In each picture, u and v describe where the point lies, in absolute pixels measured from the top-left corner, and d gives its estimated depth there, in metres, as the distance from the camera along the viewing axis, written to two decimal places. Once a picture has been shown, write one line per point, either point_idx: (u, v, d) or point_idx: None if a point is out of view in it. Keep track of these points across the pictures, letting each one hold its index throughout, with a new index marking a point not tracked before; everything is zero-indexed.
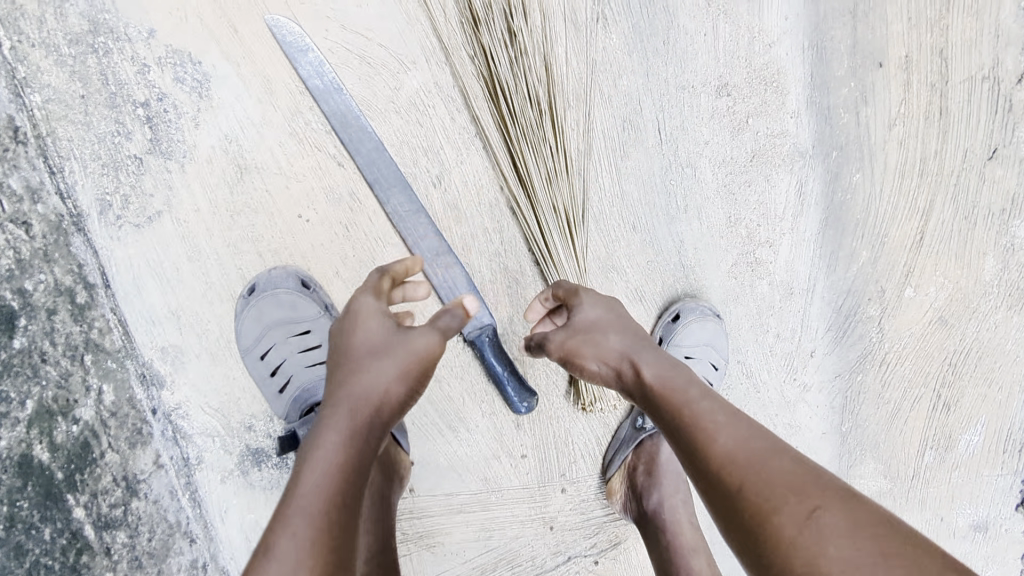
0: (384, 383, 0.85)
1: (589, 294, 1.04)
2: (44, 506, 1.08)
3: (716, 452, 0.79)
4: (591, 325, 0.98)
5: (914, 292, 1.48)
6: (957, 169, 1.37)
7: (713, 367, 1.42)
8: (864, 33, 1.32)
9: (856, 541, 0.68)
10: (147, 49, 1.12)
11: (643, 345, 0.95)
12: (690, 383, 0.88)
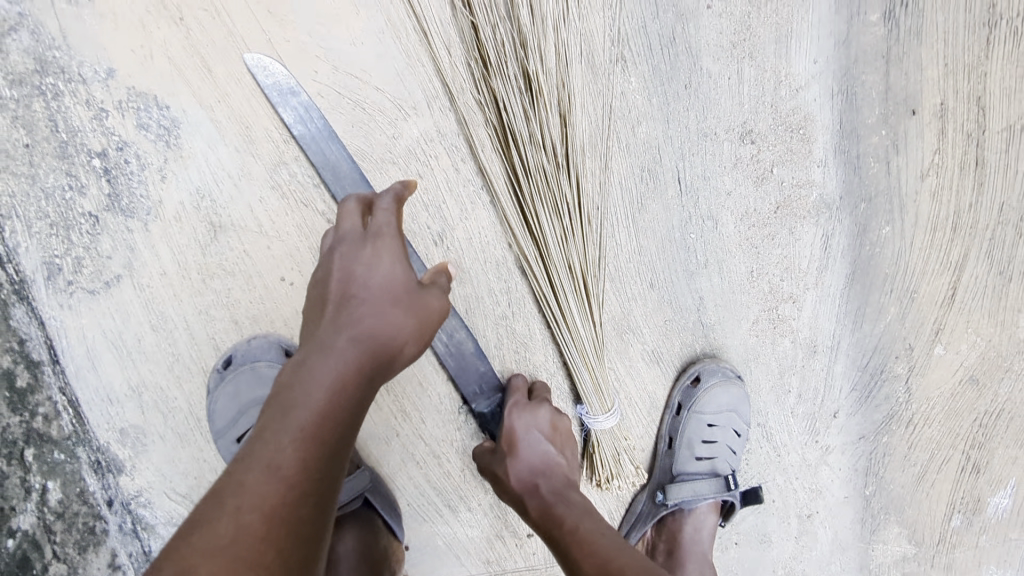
0: (394, 326, 0.76)
1: (516, 406, 1.06)
2: None
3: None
4: (513, 445, 1.01)
5: (944, 350, 1.39)
6: (994, 225, 1.30)
7: (737, 434, 1.30)
8: (898, 78, 1.22)
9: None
10: (105, 92, 0.96)
11: (541, 479, 0.97)
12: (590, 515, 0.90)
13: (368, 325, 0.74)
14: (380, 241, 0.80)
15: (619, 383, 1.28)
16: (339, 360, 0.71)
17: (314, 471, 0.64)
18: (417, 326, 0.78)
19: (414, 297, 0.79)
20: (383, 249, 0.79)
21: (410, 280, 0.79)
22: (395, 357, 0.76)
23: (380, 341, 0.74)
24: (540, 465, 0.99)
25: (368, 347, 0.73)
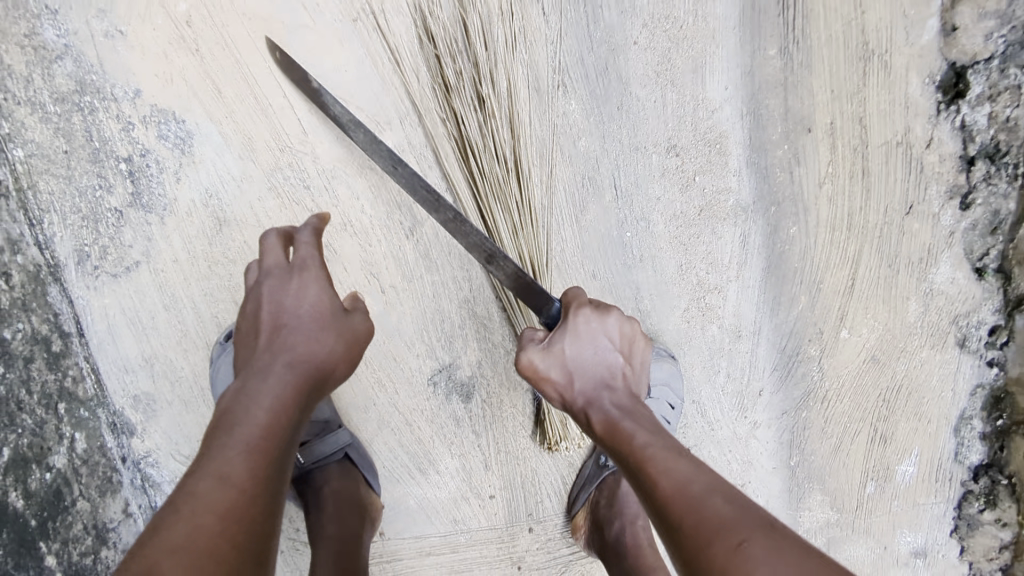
0: (324, 346, 0.92)
1: (577, 316, 1.02)
2: (18, 555, 1.01)
3: (664, 486, 0.87)
4: (571, 362, 1.04)
5: (849, 333, 1.61)
6: (879, 224, 1.51)
7: (671, 407, 1.50)
8: (795, 102, 1.44)
9: (783, 556, 0.74)
10: (132, 108, 1.16)
11: (607, 393, 1.04)
12: (646, 427, 0.98)
13: (302, 351, 0.89)
14: (304, 271, 0.94)
15: None
16: (276, 384, 0.85)
17: (258, 484, 0.76)
18: (341, 347, 0.94)
19: (340, 318, 0.95)
20: (307, 279, 0.95)
21: (334, 303, 0.95)
22: (324, 374, 0.91)
23: (311, 360, 0.90)
24: (605, 380, 1.05)
25: (302, 365, 0.89)
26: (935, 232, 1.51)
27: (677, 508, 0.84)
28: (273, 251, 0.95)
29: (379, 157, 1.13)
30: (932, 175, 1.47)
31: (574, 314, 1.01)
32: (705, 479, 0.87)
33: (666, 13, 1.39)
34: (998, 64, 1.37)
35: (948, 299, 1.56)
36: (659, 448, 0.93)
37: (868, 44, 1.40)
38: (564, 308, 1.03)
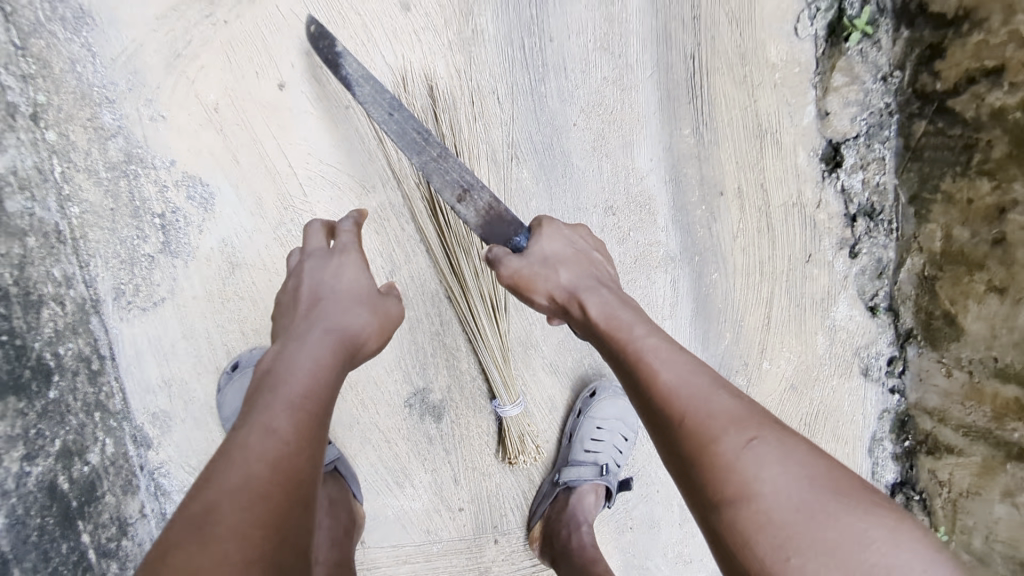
0: (357, 319, 1.11)
1: (547, 227, 1.23)
2: (62, 527, 1.14)
3: (664, 387, 0.98)
4: (554, 259, 1.19)
5: (770, 364, 1.87)
6: (785, 270, 1.81)
7: (625, 438, 1.73)
8: (708, 171, 1.76)
9: (786, 454, 0.89)
10: (168, 174, 1.43)
11: (592, 285, 1.17)
12: (634, 320, 1.09)
13: (338, 322, 1.08)
14: (345, 258, 1.19)
15: (526, 386, 1.71)
16: (316, 350, 1.02)
17: (304, 437, 0.88)
18: (372, 324, 1.13)
19: (372, 299, 1.16)
20: (344, 264, 1.18)
21: (367, 285, 1.17)
22: (358, 344, 1.09)
23: (346, 330, 1.08)
24: (591, 275, 1.19)
25: (338, 334, 1.07)
26: (832, 277, 1.80)
27: (682, 402, 0.96)
28: (317, 235, 1.22)
29: (380, 104, 1.27)
30: (824, 230, 1.78)
31: (540, 223, 1.23)
32: (705, 375, 0.99)
33: (598, 102, 1.70)
34: (865, 142, 1.69)
35: (847, 333, 1.84)
36: (657, 340, 1.05)
37: (763, 126, 1.72)
38: (532, 230, 1.23)
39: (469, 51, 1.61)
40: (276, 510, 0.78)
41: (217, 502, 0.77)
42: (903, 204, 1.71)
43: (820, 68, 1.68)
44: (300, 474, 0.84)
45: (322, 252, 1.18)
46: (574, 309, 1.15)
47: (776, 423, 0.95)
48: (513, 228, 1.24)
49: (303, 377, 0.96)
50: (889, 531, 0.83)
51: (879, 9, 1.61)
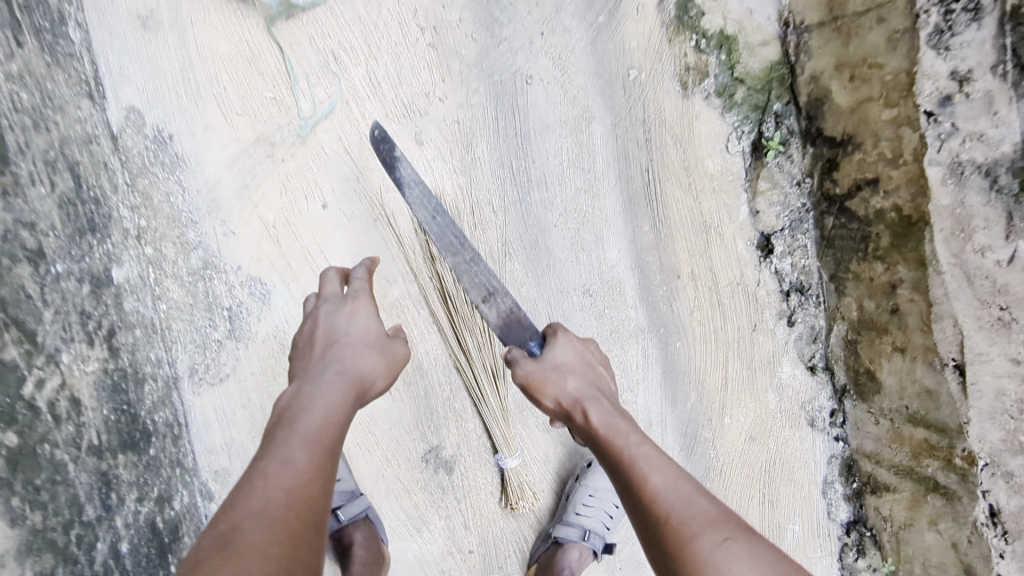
0: (365, 360, 1.36)
1: (562, 337, 1.54)
2: (161, 558, 1.42)
3: (651, 490, 1.21)
4: (563, 371, 1.48)
5: (730, 419, 2.19)
6: (736, 338, 2.17)
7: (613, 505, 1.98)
8: (666, 258, 2.16)
9: (755, 550, 1.10)
10: (236, 276, 1.80)
11: (593, 396, 1.45)
12: (629, 430, 1.36)
13: (351, 363, 1.33)
14: (356, 305, 1.46)
15: (524, 442, 2.01)
16: (333, 388, 1.26)
17: (321, 463, 1.09)
18: (378, 364, 1.39)
19: (377, 343, 1.42)
20: (354, 309, 1.45)
21: (374, 331, 1.44)
22: (369, 384, 1.34)
23: (355, 370, 1.33)
24: (592, 386, 1.48)
25: (348, 374, 1.31)
26: (776, 343, 2.16)
27: (669, 500, 1.18)
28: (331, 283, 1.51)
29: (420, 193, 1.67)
30: (765, 303, 2.15)
31: (552, 331, 1.55)
32: (687, 481, 1.23)
33: (574, 206, 2.12)
34: (790, 233, 2.10)
35: (794, 390, 2.17)
36: (648, 447, 1.30)
37: (707, 222, 2.14)
38: (549, 339, 1.54)
39: (469, 172, 2.03)
40: (292, 529, 0.96)
41: (242, 520, 0.94)
42: (826, 281, 2.10)
43: (749, 176, 2.12)
44: (314, 493, 1.04)
45: (338, 301, 1.46)
46: (577, 414, 1.42)
47: (747, 529, 1.15)
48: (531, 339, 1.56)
49: (325, 410, 1.20)
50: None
51: (789, 132, 2.07)
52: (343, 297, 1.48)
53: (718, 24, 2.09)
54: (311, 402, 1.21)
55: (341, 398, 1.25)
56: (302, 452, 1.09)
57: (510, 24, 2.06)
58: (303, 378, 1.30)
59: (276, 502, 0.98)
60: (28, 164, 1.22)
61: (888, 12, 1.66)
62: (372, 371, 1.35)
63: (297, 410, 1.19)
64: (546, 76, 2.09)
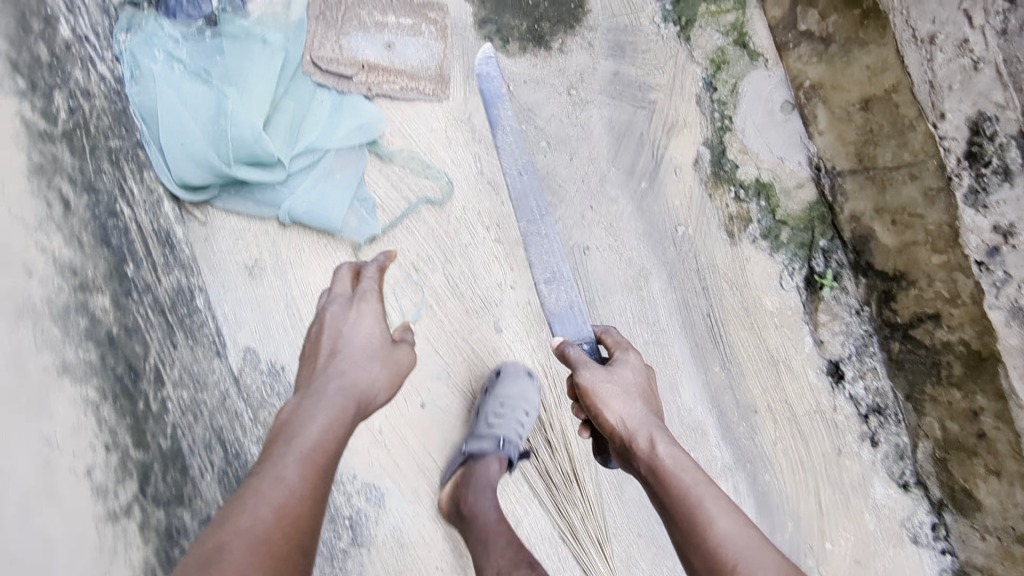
0: (370, 372, 1.37)
1: (636, 360, 1.57)
2: None
3: (716, 535, 1.25)
4: (632, 386, 1.50)
5: (832, 544, 2.20)
6: (823, 464, 2.22)
7: (526, 413, 1.95)
8: (741, 395, 2.25)
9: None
10: (351, 483, 1.89)
11: (657, 426, 1.45)
12: (694, 471, 1.36)
13: (352, 372, 1.34)
14: (356, 303, 1.44)
15: None
16: (329, 400, 1.28)
17: (313, 480, 1.14)
18: (383, 370, 1.40)
19: (380, 351, 1.41)
20: (361, 313, 1.42)
21: (377, 338, 1.42)
22: (374, 397, 1.36)
23: (360, 382, 1.34)
24: (654, 413, 1.49)
25: (348, 391, 1.31)
26: (863, 465, 2.21)
27: (734, 549, 1.23)
28: (342, 282, 1.48)
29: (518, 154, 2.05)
30: (845, 428, 2.22)
31: (623, 350, 1.59)
32: (753, 529, 1.28)
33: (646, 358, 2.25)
34: (857, 357, 2.19)
35: (890, 508, 2.20)
36: (710, 487, 1.33)
37: (774, 355, 2.24)
38: (620, 353, 1.59)
39: (547, 346, 2.14)
40: (278, 552, 1.01)
41: (230, 540, 0.98)
42: (903, 401, 2.15)
43: (807, 309, 2.23)
44: (303, 508, 1.09)
45: (343, 298, 1.45)
46: (640, 441, 1.42)
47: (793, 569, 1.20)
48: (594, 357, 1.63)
49: (330, 423, 1.24)
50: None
51: (839, 266, 2.19)
52: (353, 293, 1.46)
53: (753, 174, 2.26)
54: (310, 421, 1.23)
55: (341, 411, 1.27)
56: (296, 473, 1.13)
57: (562, 205, 2.26)
58: (306, 390, 1.31)
59: (264, 524, 1.02)
60: (198, 458, 1.36)
61: (920, 169, 1.79)
62: (372, 384, 1.35)
63: (294, 426, 1.22)
64: (602, 244, 2.27)
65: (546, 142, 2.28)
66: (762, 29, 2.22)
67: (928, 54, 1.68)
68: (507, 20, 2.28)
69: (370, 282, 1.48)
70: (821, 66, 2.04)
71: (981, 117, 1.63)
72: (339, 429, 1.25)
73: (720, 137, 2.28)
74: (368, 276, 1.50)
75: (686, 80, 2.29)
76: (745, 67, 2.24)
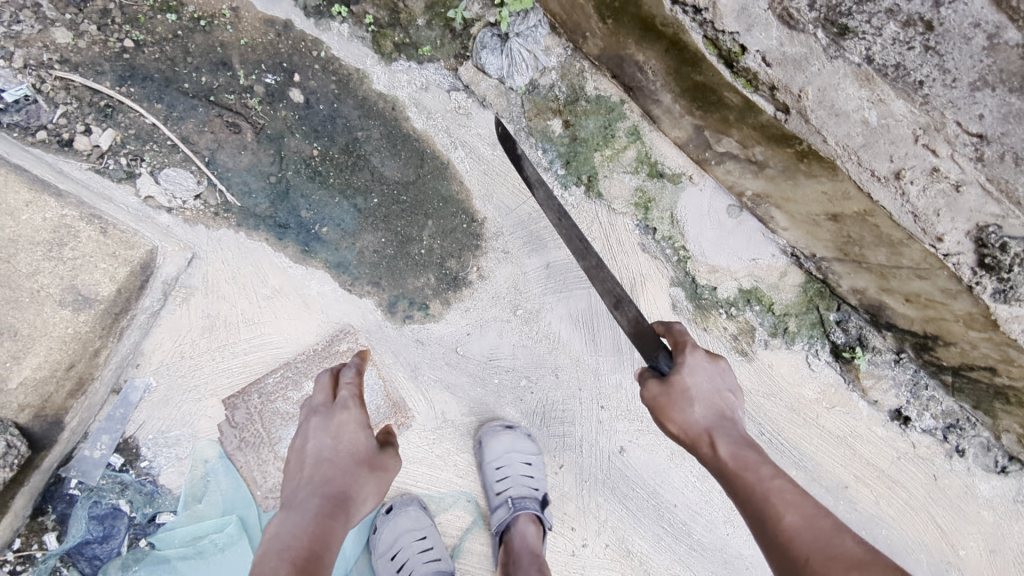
0: (352, 476, 1.26)
1: (696, 354, 1.29)
2: None
3: (783, 530, 1.02)
4: (683, 373, 1.27)
5: (965, 550, 2.24)
6: (925, 494, 2.23)
7: (527, 463, 1.95)
8: (826, 480, 2.21)
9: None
10: None
11: (721, 425, 1.23)
12: (762, 462, 1.14)
13: (334, 474, 1.24)
14: (339, 403, 1.35)
15: None
16: (311, 503, 1.17)
17: None
18: (373, 476, 1.29)
19: (368, 459, 1.30)
20: (344, 420, 1.32)
21: (364, 445, 1.30)
22: (362, 496, 1.25)
23: (344, 487, 1.23)
24: (710, 398, 1.26)
25: (331, 492, 1.20)
26: (960, 474, 2.22)
27: (806, 546, 0.98)
28: (323, 389, 1.39)
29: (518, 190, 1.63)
30: (930, 453, 2.21)
31: (685, 343, 1.31)
32: (829, 521, 1.03)
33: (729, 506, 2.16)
34: (914, 397, 2.13)
35: (1000, 496, 2.23)
36: (783, 482, 1.10)
37: (839, 433, 2.18)
38: (680, 345, 1.32)
39: (644, 565, 2.08)
40: None
41: None
42: (972, 409, 2.11)
43: (847, 377, 2.14)
44: None
45: (321, 399, 1.36)
46: (702, 446, 1.21)
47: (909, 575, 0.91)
48: (650, 345, 1.40)
49: (319, 521, 1.14)
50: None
51: (859, 328, 2.07)
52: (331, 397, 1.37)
53: (734, 287, 2.07)
54: (296, 528, 1.11)
55: (329, 514, 1.17)
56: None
57: (578, 427, 2.05)
58: (287, 501, 1.20)
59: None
60: None
61: (927, 271, 1.61)
62: (361, 490, 1.25)
63: (276, 539, 1.08)
64: (636, 436, 2.07)
65: (526, 377, 2.03)
66: (669, 150, 1.95)
67: (898, 189, 1.49)
68: (413, 285, 1.95)
69: (349, 388, 1.39)
70: (761, 181, 1.75)
71: (982, 232, 1.47)
72: (332, 532, 1.14)
73: (684, 269, 2.06)
74: (345, 374, 1.43)
75: (621, 235, 2.04)
76: (673, 195, 1.99)
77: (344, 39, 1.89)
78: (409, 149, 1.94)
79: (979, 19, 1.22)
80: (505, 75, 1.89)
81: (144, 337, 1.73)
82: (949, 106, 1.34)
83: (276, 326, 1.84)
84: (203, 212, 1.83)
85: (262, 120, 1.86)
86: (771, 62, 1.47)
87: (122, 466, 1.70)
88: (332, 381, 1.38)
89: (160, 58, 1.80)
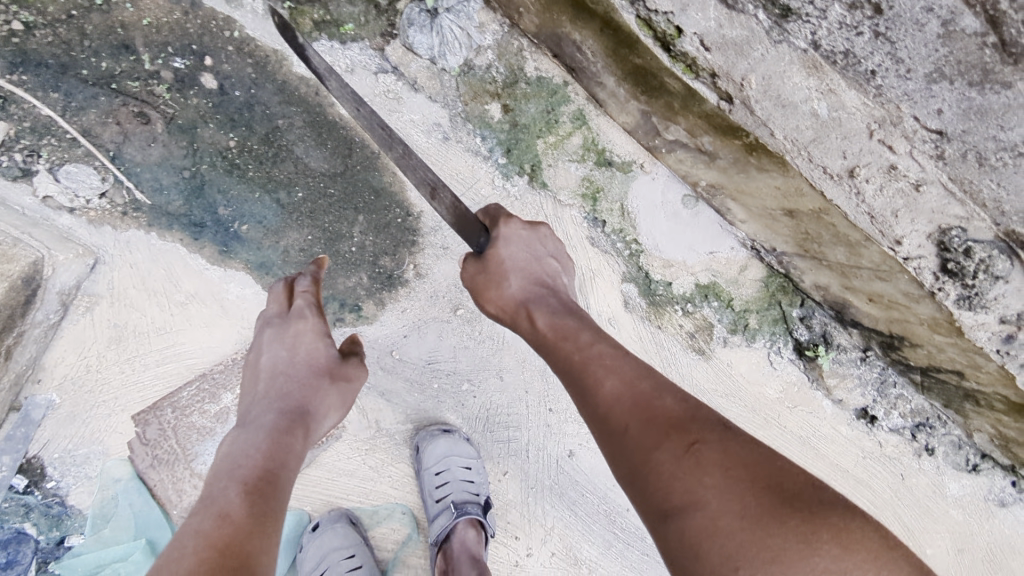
0: (312, 389, 1.31)
1: (516, 225, 1.28)
2: None
3: (604, 398, 1.01)
4: (504, 262, 1.24)
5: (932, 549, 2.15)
6: (891, 494, 2.12)
7: (468, 467, 1.85)
8: None
9: (726, 467, 0.87)
10: None
11: (538, 298, 1.22)
12: (580, 328, 1.14)
13: (293, 389, 1.29)
14: (292, 314, 1.36)
15: None
16: (267, 422, 1.22)
17: (259, 518, 0.99)
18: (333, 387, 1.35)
19: (329, 369, 1.36)
20: (299, 331, 1.35)
21: (322, 355, 1.35)
22: (324, 408, 1.32)
23: (302, 400, 1.28)
24: (527, 270, 1.26)
25: (288, 408, 1.26)
26: (929, 473, 2.11)
27: (623, 411, 0.98)
28: (280, 299, 1.40)
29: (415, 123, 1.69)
30: (899, 452, 2.09)
31: (499, 214, 1.29)
32: (647, 380, 1.02)
33: None
34: (882, 396, 2.02)
35: (971, 495, 2.12)
36: (601, 348, 1.09)
37: (801, 434, 2.07)
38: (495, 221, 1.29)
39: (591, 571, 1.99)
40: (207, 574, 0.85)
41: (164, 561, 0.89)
42: (942, 408, 1.99)
43: (811, 376, 2.02)
44: (239, 532, 0.94)
45: (275, 312, 1.38)
46: (520, 321, 1.21)
47: (721, 425, 0.94)
48: (473, 231, 1.29)
49: (279, 435, 1.19)
50: (859, 551, 0.78)
51: (824, 325, 1.95)
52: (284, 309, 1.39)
53: (691, 282, 1.93)
54: (250, 445, 1.14)
55: (285, 429, 1.21)
56: (238, 503, 1.01)
57: (523, 431, 1.95)
58: (245, 417, 1.25)
59: (198, 558, 0.89)
60: None
61: (889, 273, 1.51)
62: (320, 402, 1.31)
63: (231, 455, 1.13)
64: (583, 439, 1.97)
65: (468, 381, 1.91)
66: (618, 137, 1.81)
67: (853, 188, 1.40)
68: (343, 285, 1.81)
69: (306, 296, 1.40)
70: (713, 172, 1.65)
71: (944, 234, 1.36)
72: (292, 447, 1.18)
73: (636, 264, 1.91)
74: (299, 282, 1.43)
75: (568, 228, 1.87)
76: (623, 185, 1.85)
77: (259, 16, 1.70)
78: (336, 138, 1.76)
79: (932, 3, 1.07)
80: (437, 55, 1.73)
81: (44, 352, 1.64)
82: (904, 100, 1.22)
83: (191, 335, 1.73)
84: (110, 211, 1.69)
85: (171, 109, 1.68)
86: (711, 46, 1.35)
87: (26, 488, 1.63)
88: (286, 292, 1.39)
89: (52, 41, 1.62)
